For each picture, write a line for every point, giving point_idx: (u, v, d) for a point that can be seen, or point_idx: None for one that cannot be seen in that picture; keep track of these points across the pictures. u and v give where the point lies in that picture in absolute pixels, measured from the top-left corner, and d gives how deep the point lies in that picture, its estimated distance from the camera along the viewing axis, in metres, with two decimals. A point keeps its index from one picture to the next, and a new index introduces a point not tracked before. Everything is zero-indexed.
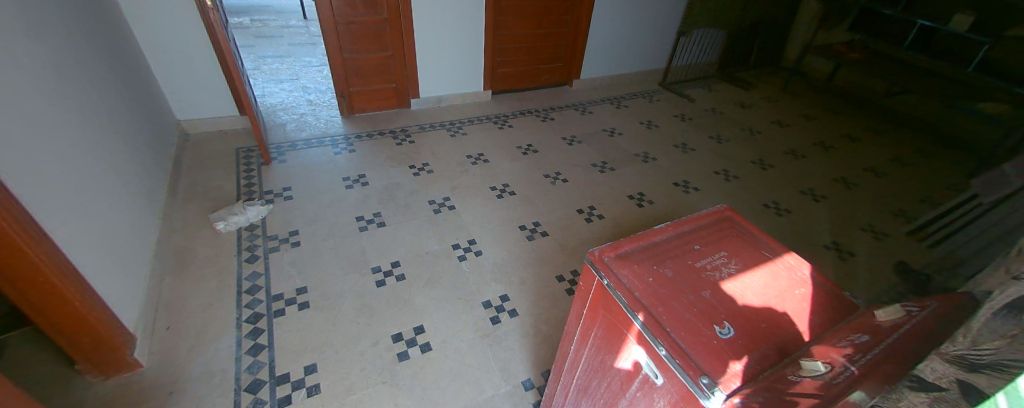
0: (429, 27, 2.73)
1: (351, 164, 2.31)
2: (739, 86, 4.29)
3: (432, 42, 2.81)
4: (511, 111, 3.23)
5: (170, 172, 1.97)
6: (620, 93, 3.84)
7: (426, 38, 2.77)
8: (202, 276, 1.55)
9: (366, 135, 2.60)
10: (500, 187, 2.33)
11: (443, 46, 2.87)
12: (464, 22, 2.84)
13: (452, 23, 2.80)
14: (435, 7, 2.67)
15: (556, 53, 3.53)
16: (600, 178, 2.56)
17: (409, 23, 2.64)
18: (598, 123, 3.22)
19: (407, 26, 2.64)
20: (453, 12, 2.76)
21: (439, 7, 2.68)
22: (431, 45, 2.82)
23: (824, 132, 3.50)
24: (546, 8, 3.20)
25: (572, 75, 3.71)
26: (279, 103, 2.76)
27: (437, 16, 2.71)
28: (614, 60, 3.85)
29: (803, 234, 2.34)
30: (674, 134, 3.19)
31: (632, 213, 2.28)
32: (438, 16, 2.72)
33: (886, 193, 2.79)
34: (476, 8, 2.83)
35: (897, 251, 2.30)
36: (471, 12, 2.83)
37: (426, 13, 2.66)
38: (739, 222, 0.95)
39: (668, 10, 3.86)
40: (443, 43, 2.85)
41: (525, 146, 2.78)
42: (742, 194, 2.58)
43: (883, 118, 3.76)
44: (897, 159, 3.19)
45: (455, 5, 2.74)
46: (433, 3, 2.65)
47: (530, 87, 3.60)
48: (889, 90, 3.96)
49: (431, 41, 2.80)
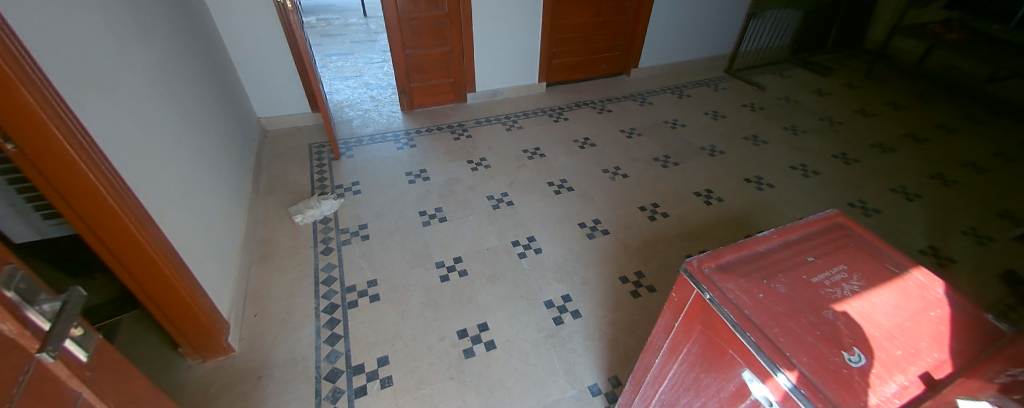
0: (488, 20, 2.72)
1: (413, 159, 2.37)
2: (817, 70, 3.90)
3: (490, 34, 2.79)
4: (567, 103, 3.16)
5: (253, 167, 2.12)
6: (682, 81, 3.62)
7: (484, 32, 2.76)
8: (284, 266, 1.67)
9: (426, 130, 2.65)
10: (558, 183, 2.29)
11: (500, 38, 2.84)
12: (523, 12, 2.80)
13: (511, 14, 2.77)
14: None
15: (615, 41, 3.39)
16: (663, 173, 2.43)
17: (467, 16, 2.63)
18: (659, 114, 3.06)
19: (466, 20, 2.64)
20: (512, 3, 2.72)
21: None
22: (489, 37, 2.80)
23: (921, 121, 3.09)
24: None
25: (630, 63, 3.56)
26: (345, 100, 2.88)
27: (496, 7, 2.69)
28: (677, 46, 3.63)
29: (895, 238, 2.04)
30: (744, 125, 2.97)
31: (698, 211, 2.15)
32: (497, 8, 2.69)
33: (998, 192, 2.41)
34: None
35: (1005, 257, 1.94)
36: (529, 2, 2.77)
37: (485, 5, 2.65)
38: (856, 230, 0.85)
39: None
40: (501, 36, 2.83)
41: (582, 140, 2.71)
42: (824, 191, 2.34)
43: (985, 108, 3.27)
44: (1013, 153, 2.75)
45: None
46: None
47: (586, 78, 3.49)
48: (993, 76, 3.36)
49: (489, 34, 2.79)
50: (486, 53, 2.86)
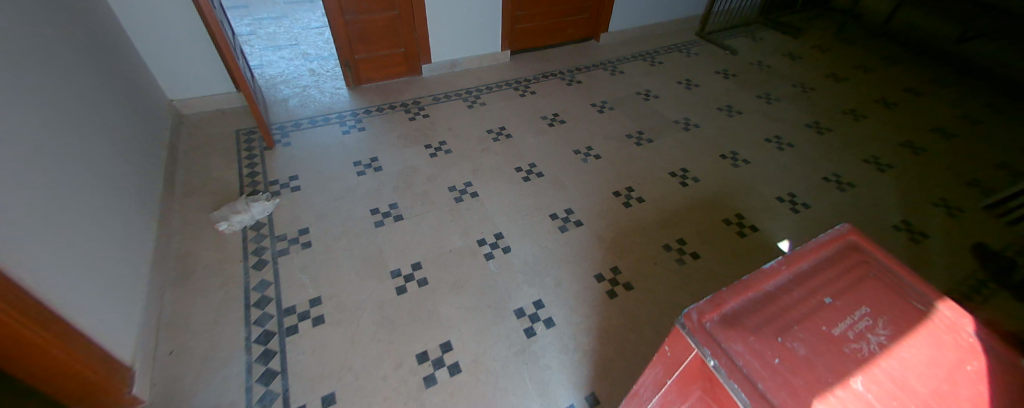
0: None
1: (361, 144, 2.09)
2: (788, 32, 3.78)
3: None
4: (533, 73, 2.90)
5: (166, 164, 1.79)
6: (654, 47, 3.41)
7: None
8: (208, 287, 1.42)
9: (375, 109, 2.34)
10: (526, 168, 2.09)
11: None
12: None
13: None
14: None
15: (583, 3, 3.11)
16: (637, 152, 2.27)
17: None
18: (631, 84, 2.87)
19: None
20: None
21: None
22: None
23: (888, 85, 3.05)
24: None
25: (600, 28, 3.30)
26: (278, 75, 2.50)
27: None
28: (648, 8, 3.39)
29: (867, 216, 2.00)
30: (718, 94, 2.82)
31: (675, 193, 2.02)
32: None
33: (960, 158, 2.41)
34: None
35: (972, 229, 1.97)
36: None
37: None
38: (870, 250, 0.72)
39: None
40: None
41: (551, 116, 2.50)
42: (800, 165, 2.25)
43: (952, 69, 3.26)
44: (971, 116, 2.78)
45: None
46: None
47: (553, 44, 3.21)
48: (963, 34, 3.33)
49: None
50: (442, 17, 2.53)
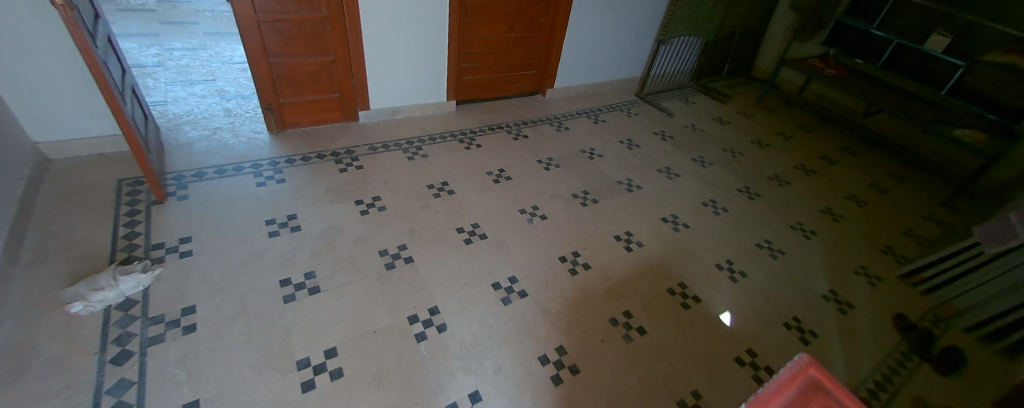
0: (383, 25, 2.26)
1: (278, 199, 1.83)
2: (715, 97, 4.10)
3: (386, 42, 2.33)
4: (479, 125, 2.83)
5: (9, 223, 1.42)
6: (597, 105, 3.52)
7: (379, 38, 2.29)
8: (38, 396, 1.08)
9: (300, 158, 2.11)
10: (468, 229, 1.95)
11: (399, 48, 2.41)
12: (425, 20, 2.40)
13: (411, 20, 2.34)
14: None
15: (529, 59, 3.16)
16: (582, 213, 2.23)
17: (358, 18, 2.15)
18: (576, 142, 2.89)
19: (355, 23, 2.15)
20: (411, 8, 2.30)
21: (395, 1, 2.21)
22: (385, 45, 2.34)
23: (805, 153, 3.38)
24: (518, 8, 2.80)
25: (545, 83, 3.36)
26: (185, 113, 2.20)
27: (392, 11, 2.24)
28: (591, 68, 3.53)
29: (800, 285, 2.10)
30: (657, 155, 2.92)
31: (620, 260, 1.97)
32: (394, 11, 2.25)
33: (873, 225, 2.68)
34: (438, 4, 2.38)
35: (892, 299, 2.17)
36: (433, 7, 2.38)
37: (379, 7, 2.19)
38: (832, 387, 0.62)
39: (650, 17, 3.58)
40: (399, 45, 2.39)
41: (496, 171, 2.41)
42: (734, 231, 2.34)
43: (857, 139, 3.73)
44: (875, 185, 3.13)
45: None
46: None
47: (499, 96, 3.20)
48: (865, 110, 3.84)
49: (384, 42, 2.33)
50: (382, 64, 2.40)
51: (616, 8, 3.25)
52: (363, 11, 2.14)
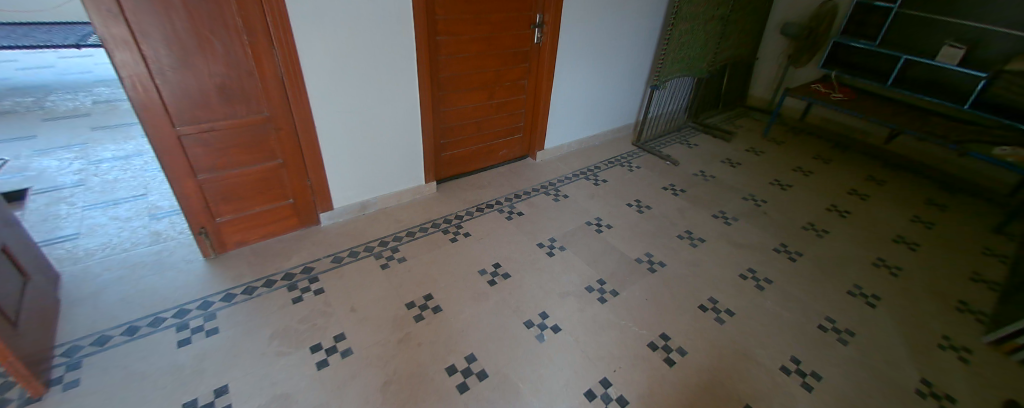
0: (342, 114, 1.92)
1: (206, 364, 1.43)
2: (718, 135, 3.80)
3: (348, 132, 1.99)
4: (465, 206, 2.45)
5: None
6: (596, 161, 3.18)
7: (338, 129, 1.95)
8: None
9: (239, 291, 1.73)
10: (463, 367, 1.51)
11: (364, 136, 2.06)
12: (392, 101, 2.07)
13: (375, 104, 2.01)
14: (349, 85, 1.88)
15: (515, 123, 2.84)
16: (603, 314, 1.80)
17: (307, 110, 1.82)
18: (578, 212, 2.51)
19: (304, 116, 1.82)
20: (374, 90, 1.98)
21: (353, 85, 1.89)
22: (346, 136, 1.99)
23: (830, 188, 3.03)
24: (497, 73, 2.50)
25: (535, 145, 3.02)
26: (99, 247, 1.82)
27: (351, 98, 1.92)
28: (582, 122, 3.23)
29: (884, 376, 1.63)
30: (673, 216, 2.54)
31: (661, 384, 1.53)
32: (354, 97, 1.92)
33: (932, 274, 2.23)
34: (405, 82, 2.07)
35: (993, 380, 1.64)
36: (400, 86, 2.06)
37: (335, 95, 1.86)
38: None
39: (639, 61, 3.34)
40: (363, 132, 2.05)
41: (491, 268, 2.00)
42: (787, 312, 1.91)
43: (879, 163, 3.43)
44: (917, 219, 2.73)
45: (378, 81, 1.97)
46: (348, 81, 1.87)
47: (486, 166, 2.85)
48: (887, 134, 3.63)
49: (345, 133, 1.98)
50: (345, 157, 2.04)
51: (602, 57, 2.98)
52: (313, 102, 1.81)
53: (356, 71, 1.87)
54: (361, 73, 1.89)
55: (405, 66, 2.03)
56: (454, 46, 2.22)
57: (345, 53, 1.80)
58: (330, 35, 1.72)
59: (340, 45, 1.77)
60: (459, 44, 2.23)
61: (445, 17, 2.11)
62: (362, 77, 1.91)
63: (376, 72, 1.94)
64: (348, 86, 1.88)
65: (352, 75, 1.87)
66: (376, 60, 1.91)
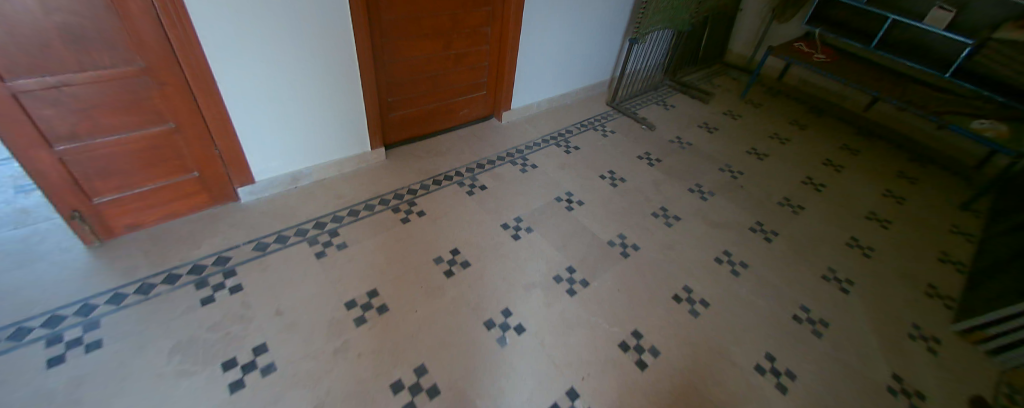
0: (253, 66, 1.51)
1: (84, 391, 1.16)
2: (696, 97, 3.55)
3: (265, 90, 1.59)
4: (419, 178, 2.14)
5: None
6: (567, 123, 2.89)
7: (251, 86, 1.55)
8: None
9: (131, 290, 1.40)
10: (411, 382, 1.31)
11: (287, 94, 1.67)
12: (321, 49, 1.67)
13: (298, 54, 1.61)
14: (261, 28, 1.46)
15: (477, 78, 2.47)
16: (572, 309, 1.63)
17: (202, 62, 1.40)
18: (547, 184, 2.26)
19: (198, 70, 1.40)
20: (296, 35, 1.56)
21: (266, 28, 1.47)
22: (264, 95, 1.60)
23: (807, 158, 2.93)
24: (454, 19, 2.09)
25: (500, 104, 2.69)
26: None
27: (265, 45, 1.50)
28: (552, 78, 2.90)
29: (860, 372, 1.60)
30: (648, 191, 2.35)
31: (634, 392, 1.40)
32: (268, 44, 1.51)
33: (903, 256, 2.24)
34: (336, 25, 1.66)
35: (959, 372, 1.67)
36: (330, 30, 1.65)
37: (241, 41, 1.44)
38: None
39: (617, 8, 2.97)
40: (286, 90, 1.65)
41: (447, 256, 1.75)
42: (762, 301, 1.82)
43: (854, 131, 3.35)
44: (890, 193, 2.72)
45: (299, 23, 1.55)
46: (257, 22, 1.44)
47: (444, 129, 2.51)
48: (867, 102, 3.53)
49: (261, 90, 1.58)
50: (266, 121, 1.66)
51: (576, 3, 2.61)
52: (207, 51, 1.39)
53: (267, 9, 1.44)
54: (275, 12, 1.47)
55: (335, 5, 1.60)
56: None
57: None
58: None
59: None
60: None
61: None
62: (277, 18, 1.48)
63: (296, 11, 1.51)
64: (258, 30, 1.46)
65: (263, 15, 1.44)
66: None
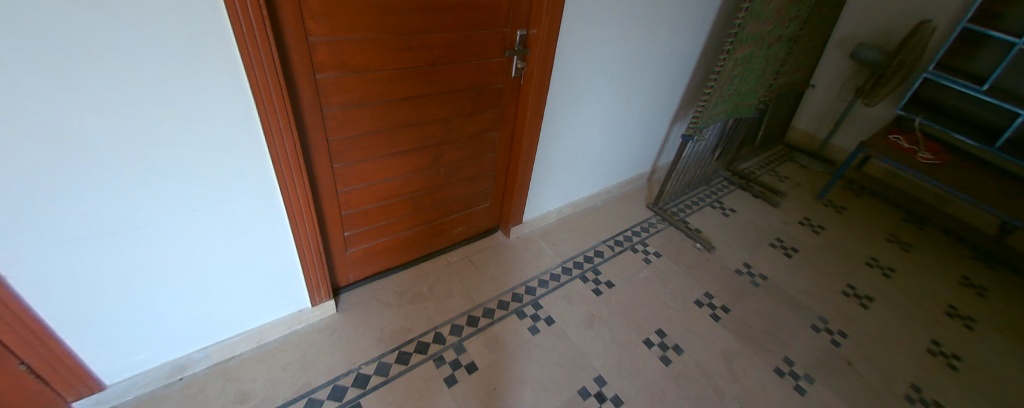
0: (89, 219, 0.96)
1: None
2: (756, 195, 2.86)
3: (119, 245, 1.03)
4: (379, 350, 1.47)
5: None
6: (596, 239, 2.22)
7: (89, 244, 0.99)
8: None
9: None
10: None
11: (171, 244, 1.11)
12: (226, 181, 1.11)
13: (182, 191, 1.05)
14: (103, 163, 0.92)
15: (479, 189, 1.90)
16: None
17: None
18: (565, 359, 1.55)
19: None
20: (177, 167, 1.01)
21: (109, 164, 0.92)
22: (125, 250, 1.05)
23: (926, 306, 2.16)
24: (443, 125, 1.56)
25: (509, 217, 2.06)
26: None
27: (107, 186, 0.94)
28: (575, 180, 2.28)
29: None
30: (716, 374, 1.58)
31: None
32: (121, 182, 0.96)
33: None
34: (240, 157, 1.09)
35: None
36: (237, 155, 1.09)
37: (73, 185, 0.90)
38: None
39: (662, 93, 2.37)
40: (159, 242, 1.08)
41: None
42: None
43: (975, 260, 2.57)
44: None
45: (184, 151, 1.00)
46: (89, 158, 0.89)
47: (432, 252, 1.92)
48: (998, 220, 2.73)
49: (108, 247, 1.02)
50: (126, 285, 1.09)
51: (610, 90, 2.04)
52: None
53: (108, 137, 0.89)
54: (131, 139, 0.92)
55: (246, 121, 1.05)
56: (359, 88, 1.26)
57: (77, 101, 0.83)
58: (24, 63, 0.75)
59: (59, 87, 0.80)
60: (365, 84, 1.27)
61: (332, 42, 1.14)
62: (132, 146, 0.93)
63: (176, 135, 0.97)
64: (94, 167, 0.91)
65: (111, 144, 0.90)
66: (163, 115, 0.93)
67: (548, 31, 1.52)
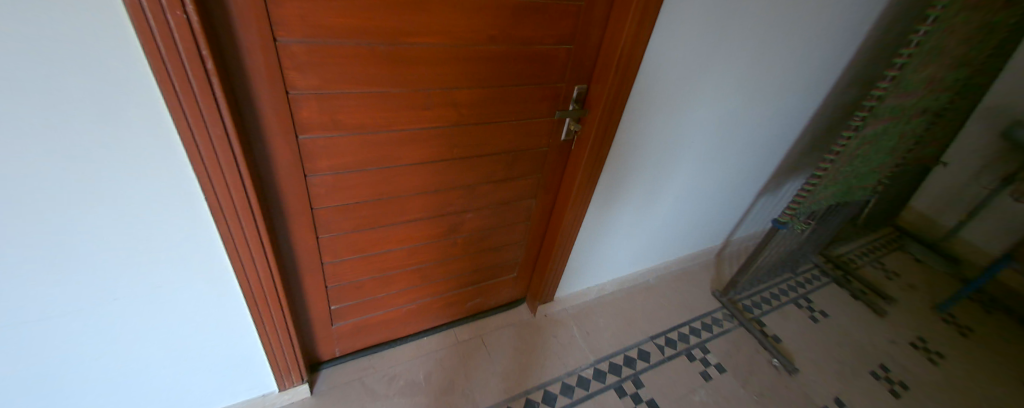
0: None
1: None
2: (855, 299, 2.31)
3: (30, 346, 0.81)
4: None
5: None
6: (642, 333, 1.81)
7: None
8: None
9: None
10: None
11: (99, 340, 0.88)
12: (169, 265, 0.87)
13: (109, 280, 0.82)
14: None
15: (505, 260, 1.57)
16: None
17: None
18: None
19: None
20: (98, 254, 0.78)
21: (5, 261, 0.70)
22: (33, 349, 0.82)
23: None
24: (467, 193, 1.25)
25: (538, 293, 1.72)
26: None
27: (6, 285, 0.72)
28: (626, 255, 1.89)
29: None
30: None
31: None
32: (26, 278, 0.73)
33: None
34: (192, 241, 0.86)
35: None
36: (183, 235, 0.84)
37: None
38: None
39: (753, 163, 1.90)
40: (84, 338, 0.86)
41: None
42: None
43: None
44: None
45: (110, 236, 0.77)
46: None
47: (441, 324, 1.62)
48: None
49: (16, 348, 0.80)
50: (43, 385, 0.87)
51: (685, 158, 1.63)
52: None
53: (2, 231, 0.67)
54: (34, 229, 0.70)
55: (191, 195, 0.80)
56: (353, 154, 0.98)
57: None
58: None
59: None
60: (361, 150, 0.98)
61: (322, 100, 0.87)
62: (36, 237, 0.71)
63: (90, 218, 0.73)
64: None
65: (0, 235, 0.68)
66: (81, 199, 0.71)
67: (615, 91, 1.17)
